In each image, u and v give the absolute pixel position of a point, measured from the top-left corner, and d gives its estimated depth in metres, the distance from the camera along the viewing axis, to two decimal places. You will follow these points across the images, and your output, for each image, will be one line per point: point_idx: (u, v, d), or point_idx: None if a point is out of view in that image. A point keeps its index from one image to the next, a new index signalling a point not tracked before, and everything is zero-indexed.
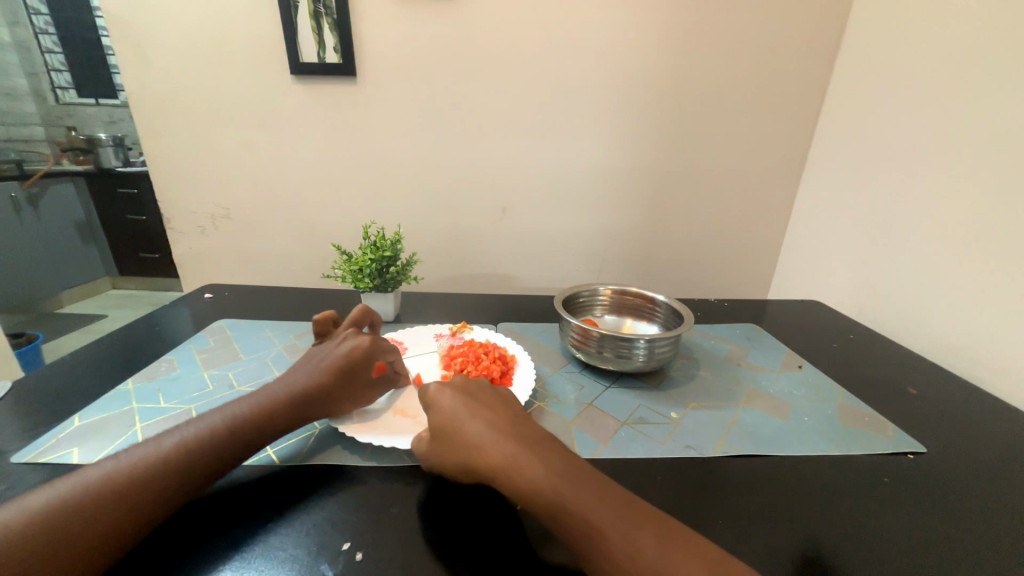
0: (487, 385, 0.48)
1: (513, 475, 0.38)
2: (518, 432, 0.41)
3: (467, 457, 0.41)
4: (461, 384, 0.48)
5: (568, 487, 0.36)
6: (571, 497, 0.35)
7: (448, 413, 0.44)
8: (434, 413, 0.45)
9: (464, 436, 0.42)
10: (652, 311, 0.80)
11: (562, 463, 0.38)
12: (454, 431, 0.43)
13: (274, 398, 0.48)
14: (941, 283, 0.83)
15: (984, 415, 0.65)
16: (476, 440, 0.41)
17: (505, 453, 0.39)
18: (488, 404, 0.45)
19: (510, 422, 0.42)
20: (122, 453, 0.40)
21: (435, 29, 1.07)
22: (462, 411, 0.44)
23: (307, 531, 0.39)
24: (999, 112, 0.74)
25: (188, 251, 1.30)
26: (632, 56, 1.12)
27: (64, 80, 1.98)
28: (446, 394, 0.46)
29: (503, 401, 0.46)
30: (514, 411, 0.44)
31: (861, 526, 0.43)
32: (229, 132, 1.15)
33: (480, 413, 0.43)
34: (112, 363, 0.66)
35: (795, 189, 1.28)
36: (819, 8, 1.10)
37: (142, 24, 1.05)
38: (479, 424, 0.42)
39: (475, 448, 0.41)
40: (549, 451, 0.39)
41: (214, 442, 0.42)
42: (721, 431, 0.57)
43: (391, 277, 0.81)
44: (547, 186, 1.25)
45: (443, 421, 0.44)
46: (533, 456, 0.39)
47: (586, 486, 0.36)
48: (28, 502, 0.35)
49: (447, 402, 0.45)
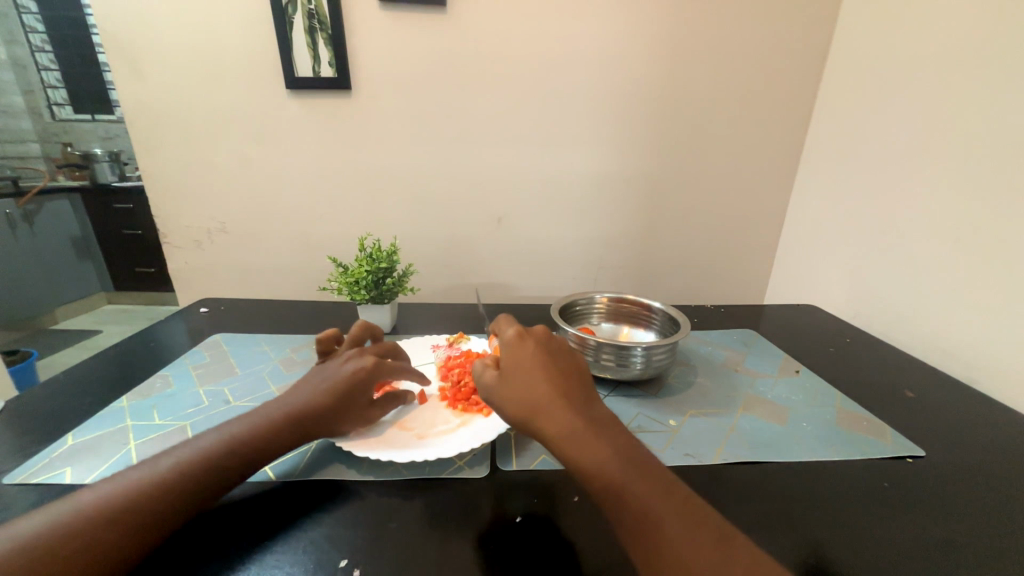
0: (564, 345, 0.48)
1: (573, 447, 0.39)
2: (587, 406, 0.42)
3: (527, 405, 0.42)
4: (542, 336, 0.47)
5: (627, 472, 0.37)
6: (630, 482, 0.37)
7: (523, 364, 0.44)
8: (508, 360, 0.45)
9: (533, 391, 0.42)
10: (649, 318, 0.80)
11: (625, 447, 0.39)
12: (523, 384, 0.43)
13: (273, 420, 0.48)
14: (936, 286, 0.83)
15: (981, 416, 0.65)
16: (545, 399, 0.42)
17: (567, 420, 0.40)
18: (564, 366, 0.45)
19: (579, 393, 0.43)
20: (117, 475, 0.40)
21: (429, 42, 1.08)
22: (538, 364, 0.44)
23: (303, 548, 0.39)
24: (991, 116, 0.75)
25: (183, 266, 1.29)
26: (623, 67, 1.13)
27: (60, 97, 1.99)
28: (527, 344, 0.45)
29: (575, 366, 0.46)
30: (584, 380, 0.45)
31: (865, 532, 0.43)
32: (224, 146, 1.16)
33: (554, 372, 0.44)
34: (106, 380, 0.65)
35: (788, 195, 1.30)
36: (806, 17, 1.12)
37: (138, 41, 1.06)
38: (552, 383, 0.43)
39: (542, 406, 0.41)
40: (607, 429, 0.41)
41: (210, 463, 0.42)
42: (720, 437, 0.57)
43: (388, 288, 0.81)
44: (543, 195, 1.25)
45: (515, 367, 0.44)
46: (592, 431, 0.40)
47: (645, 473, 0.37)
48: (21, 526, 0.35)
49: (525, 351, 0.45)
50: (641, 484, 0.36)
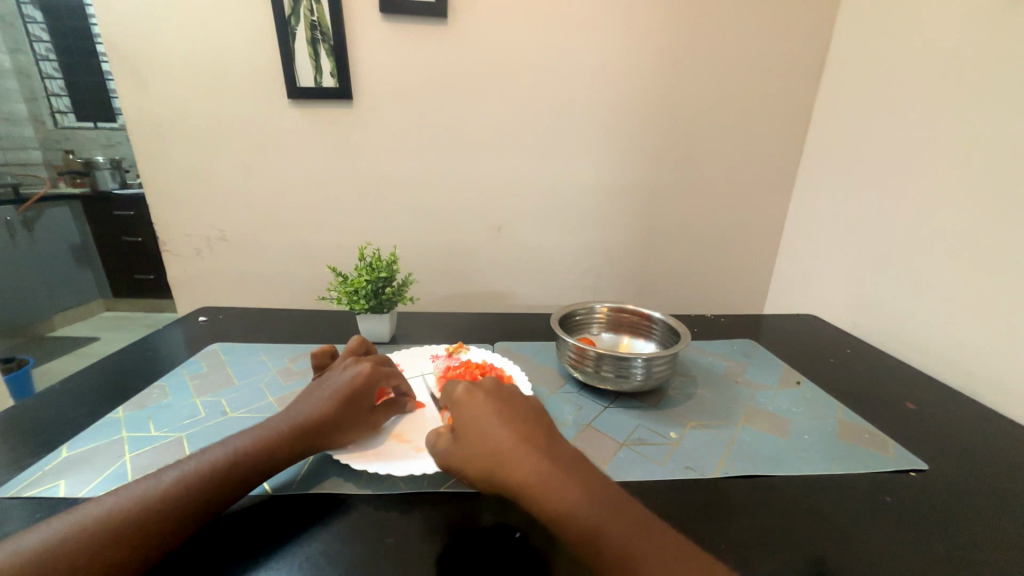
0: (517, 392, 0.48)
1: (544, 493, 0.38)
2: (551, 447, 0.41)
3: (488, 461, 0.41)
4: (492, 387, 0.48)
5: (602, 513, 0.36)
6: (604, 520, 0.36)
7: (478, 418, 0.44)
8: (463, 416, 0.45)
9: (493, 443, 0.42)
10: (648, 328, 0.80)
11: (595, 486, 0.38)
12: (481, 437, 0.42)
13: (278, 431, 0.48)
14: (936, 296, 0.83)
15: (982, 428, 0.65)
16: (506, 448, 0.41)
17: (531, 466, 0.39)
18: (518, 412, 0.45)
19: (539, 436, 0.42)
20: (122, 489, 0.40)
21: (431, 53, 1.09)
22: (491, 415, 0.44)
23: (300, 564, 0.38)
24: (991, 128, 0.75)
25: (182, 274, 1.29)
26: (623, 77, 1.14)
27: (63, 105, 2.00)
28: (476, 397, 0.46)
29: (533, 412, 0.46)
30: (544, 423, 0.44)
31: (868, 547, 0.42)
32: (226, 155, 1.16)
33: (511, 420, 0.43)
34: (102, 390, 0.65)
35: (786, 205, 1.30)
36: (803, 31, 1.13)
37: (142, 52, 1.07)
38: (511, 432, 0.42)
39: (504, 456, 0.40)
40: (573, 467, 0.40)
41: (215, 478, 0.42)
42: (722, 450, 0.56)
43: (387, 298, 0.81)
44: (543, 205, 1.26)
45: (471, 423, 0.44)
46: (557, 471, 0.39)
47: (618, 511, 0.37)
48: (24, 541, 0.35)
49: (476, 404, 0.45)
50: (616, 525, 0.36)
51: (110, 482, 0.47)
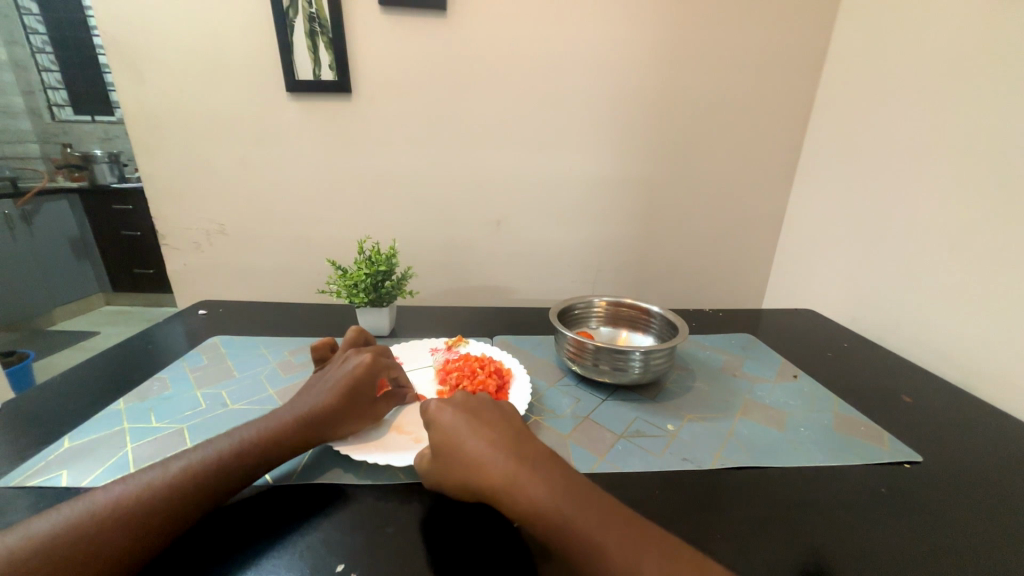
0: (491, 402, 0.47)
1: (514, 494, 0.36)
2: (522, 449, 0.40)
3: (464, 473, 0.40)
4: (465, 400, 0.47)
5: (570, 508, 0.35)
6: (574, 514, 0.34)
7: (448, 429, 0.44)
8: (435, 429, 0.44)
9: (464, 452, 0.41)
10: (647, 322, 0.80)
11: (566, 482, 0.37)
12: (454, 450, 0.42)
13: (284, 422, 0.48)
14: (934, 291, 0.84)
15: (977, 422, 0.65)
16: (476, 455, 0.40)
17: (502, 471, 0.38)
18: (489, 420, 0.44)
19: (511, 438, 0.41)
20: (129, 477, 0.40)
21: (430, 46, 1.09)
22: (461, 426, 0.43)
23: (301, 552, 0.39)
24: (989, 122, 0.75)
25: (181, 268, 1.29)
26: (623, 70, 1.14)
27: (60, 98, 1.99)
28: (445, 412, 0.45)
29: (508, 420, 0.45)
30: (517, 427, 0.43)
31: (860, 538, 0.43)
32: (225, 149, 1.16)
33: (480, 428, 0.43)
34: (104, 382, 0.65)
35: (786, 199, 1.30)
36: (803, 24, 1.13)
37: (139, 44, 1.06)
38: (480, 439, 0.41)
39: (474, 466, 0.40)
40: (546, 465, 0.38)
41: (221, 468, 0.42)
42: (718, 442, 0.57)
43: (387, 291, 0.81)
44: (543, 199, 1.26)
45: (442, 437, 0.43)
46: (527, 472, 0.37)
47: (588, 506, 0.35)
48: (35, 527, 0.35)
49: (445, 418, 0.45)
50: (584, 519, 0.34)
51: (111, 473, 0.47)
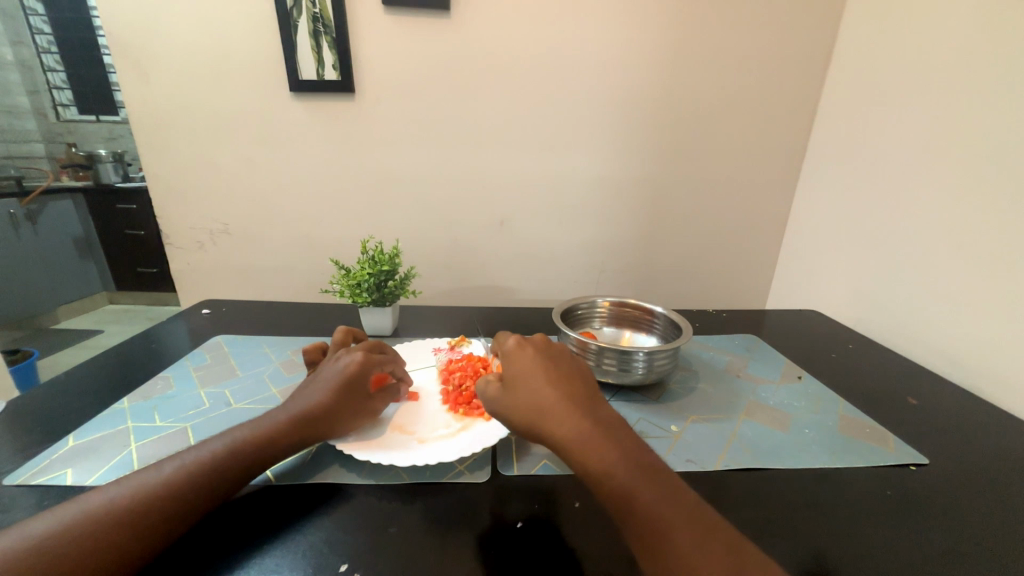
0: (565, 353, 0.50)
1: (582, 448, 0.39)
2: (593, 410, 0.43)
3: (532, 410, 0.43)
4: (541, 344, 0.49)
5: (636, 472, 0.38)
6: (638, 480, 0.37)
7: (526, 372, 0.46)
8: (513, 367, 0.47)
9: (538, 396, 0.44)
10: (651, 323, 0.80)
11: (633, 452, 0.40)
12: (528, 388, 0.45)
13: (279, 422, 0.48)
14: (939, 292, 0.83)
15: (984, 424, 0.65)
16: (551, 403, 0.43)
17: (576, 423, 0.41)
18: (565, 372, 0.46)
19: (585, 396, 0.44)
20: (123, 479, 0.40)
21: (433, 45, 1.09)
22: (539, 370, 0.46)
23: (303, 552, 0.39)
24: (995, 122, 0.74)
25: (185, 267, 1.29)
26: (626, 69, 1.14)
27: (65, 98, 2.00)
28: (527, 351, 0.48)
29: (579, 374, 0.47)
30: (588, 386, 0.46)
31: (866, 540, 0.43)
32: (228, 148, 1.16)
33: (557, 379, 0.45)
34: (108, 381, 0.65)
35: (790, 200, 1.30)
36: (809, 23, 1.12)
37: (143, 43, 1.06)
38: (557, 389, 0.44)
39: (546, 409, 0.43)
40: (615, 432, 0.41)
41: (216, 467, 0.42)
42: (723, 443, 0.56)
43: (390, 291, 0.81)
44: (545, 199, 1.25)
45: (518, 375, 0.46)
46: (599, 433, 0.40)
47: (648, 477, 0.38)
48: (28, 529, 0.35)
49: (525, 357, 0.47)
50: (648, 484, 0.37)
51: (115, 471, 0.47)
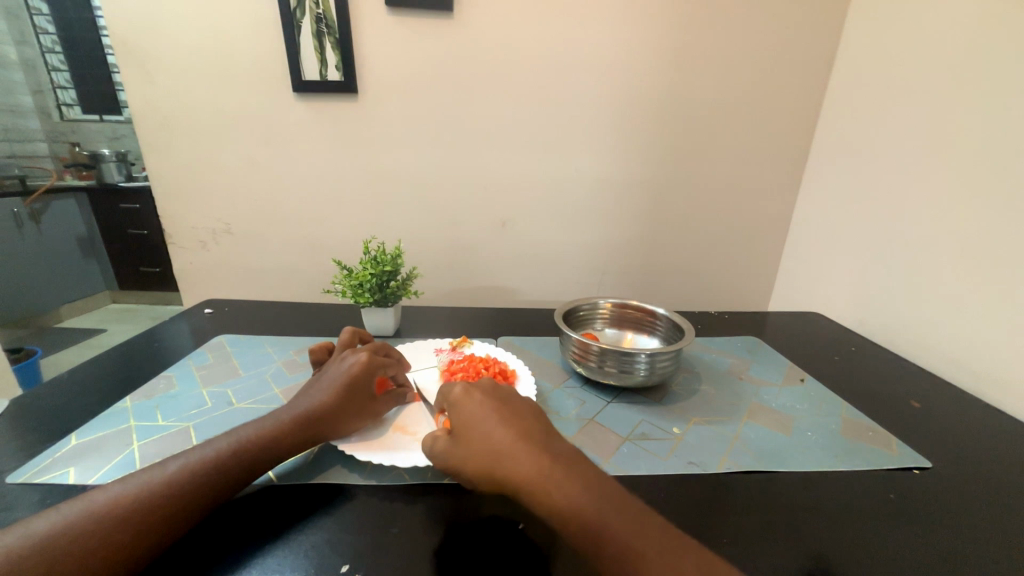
0: (514, 393, 0.47)
1: (546, 487, 0.37)
2: (549, 445, 0.41)
3: (487, 460, 0.40)
4: (487, 387, 0.47)
5: (603, 506, 0.36)
6: (605, 513, 0.36)
7: (475, 416, 0.43)
8: (461, 415, 0.44)
9: (492, 441, 0.41)
10: (653, 324, 0.80)
11: (596, 483, 0.38)
12: (480, 436, 0.42)
13: (284, 422, 0.48)
14: (942, 295, 0.83)
15: (987, 427, 0.64)
16: (505, 445, 0.40)
17: (535, 463, 0.39)
18: (516, 412, 0.44)
19: (540, 433, 0.42)
20: (128, 477, 0.40)
21: (436, 46, 1.09)
22: (489, 414, 0.43)
23: (305, 552, 0.39)
24: (999, 125, 0.74)
25: (187, 266, 1.30)
26: (629, 71, 1.13)
27: (70, 98, 2.00)
28: (474, 396, 0.45)
29: (531, 412, 0.45)
30: (542, 422, 0.44)
31: (869, 544, 0.42)
32: (231, 148, 1.17)
33: (508, 420, 0.43)
34: (111, 380, 0.66)
35: (792, 201, 1.30)
36: (812, 24, 1.12)
37: (147, 43, 1.07)
38: (510, 431, 0.41)
39: (502, 454, 0.40)
40: (575, 465, 0.39)
41: (220, 466, 0.42)
42: (725, 445, 0.56)
43: (392, 291, 0.81)
44: (547, 200, 1.25)
45: (469, 423, 0.43)
46: (559, 468, 0.38)
47: (615, 508, 0.36)
48: (33, 526, 0.35)
49: (472, 404, 0.44)
50: (617, 517, 0.36)
51: (117, 470, 0.47)
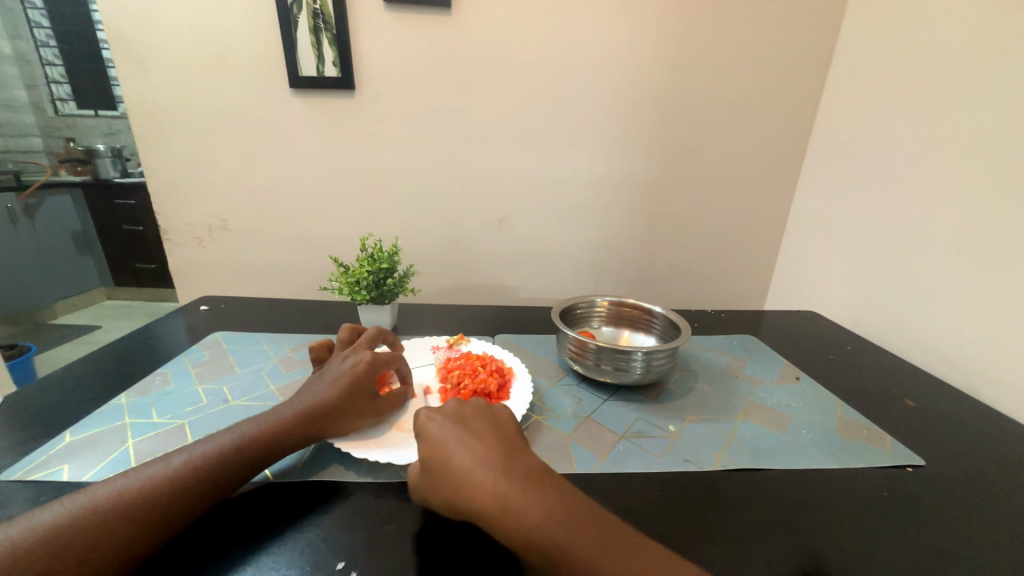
0: (480, 409, 0.46)
1: (504, 513, 0.36)
2: (511, 463, 0.39)
3: (452, 488, 0.39)
4: (452, 410, 0.46)
5: (563, 526, 0.34)
6: (564, 530, 0.34)
7: (437, 442, 0.42)
8: (424, 443, 0.43)
9: (454, 468, 0.40)
10: (649, 323, 0.80)
11: (556, 498, 0.37)
12: (443, 462, 0.41)
13: (285, 419, 0.48)
14: (937, 294, 0.83)
15: (981, 426, 0.65)
16: (466, 471, 0.39)
17: (494, 487, 0.37)
18: (478, 432, 0.43)
19: (502, 450, 0.41)
20: (131, 471, 0.40)
21: (432, 42, 1.08)
22: (450, 438, 0.42)
23: (301, 549, 0.39)
24: (995, 125, 0.74)
25: (182, 262, 1.29)
26: (626, 68, 1.13)
27: (64, 92, 2.00)
28: (436, 422, 0.44)
29: (497, 430, 0.44)
30: (507, 438, 0.43)
31: (861, 541, 0.43)
32: (228, 144, 1.16)
33: (469, 442, 0.42)
34: (106, 377, 0.65)
35: (788, 200, 1.30)
36: (810, 22, 1.12)
37: (142, 38, 1.06)
38: (470, 455, 0.40)
39: (464, 480, 0.39)
40: (537, 481, 0.38)
41: (223, 463, 0.42)
42: (720, 444, 0.57)
43: (388, 289, 0.80)
44: (545, 197, 1.25)
45: (431, 451, 0.42)
46: (519, 488, 0.37)
47: (576, 522, 0.35)
48: (37, 518, 0.35)
49: (435, 429, 0.43)
50: (575, 529, 0.34)
51: (112, 467, 0.47)
